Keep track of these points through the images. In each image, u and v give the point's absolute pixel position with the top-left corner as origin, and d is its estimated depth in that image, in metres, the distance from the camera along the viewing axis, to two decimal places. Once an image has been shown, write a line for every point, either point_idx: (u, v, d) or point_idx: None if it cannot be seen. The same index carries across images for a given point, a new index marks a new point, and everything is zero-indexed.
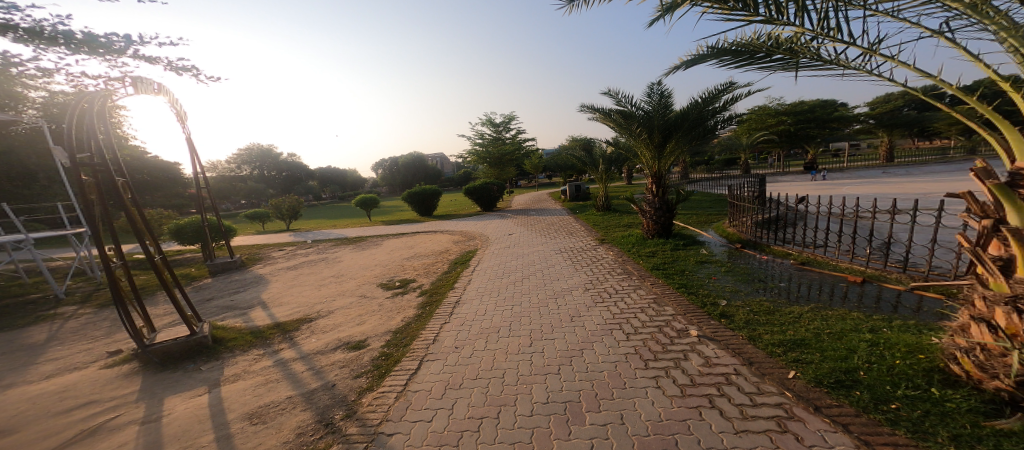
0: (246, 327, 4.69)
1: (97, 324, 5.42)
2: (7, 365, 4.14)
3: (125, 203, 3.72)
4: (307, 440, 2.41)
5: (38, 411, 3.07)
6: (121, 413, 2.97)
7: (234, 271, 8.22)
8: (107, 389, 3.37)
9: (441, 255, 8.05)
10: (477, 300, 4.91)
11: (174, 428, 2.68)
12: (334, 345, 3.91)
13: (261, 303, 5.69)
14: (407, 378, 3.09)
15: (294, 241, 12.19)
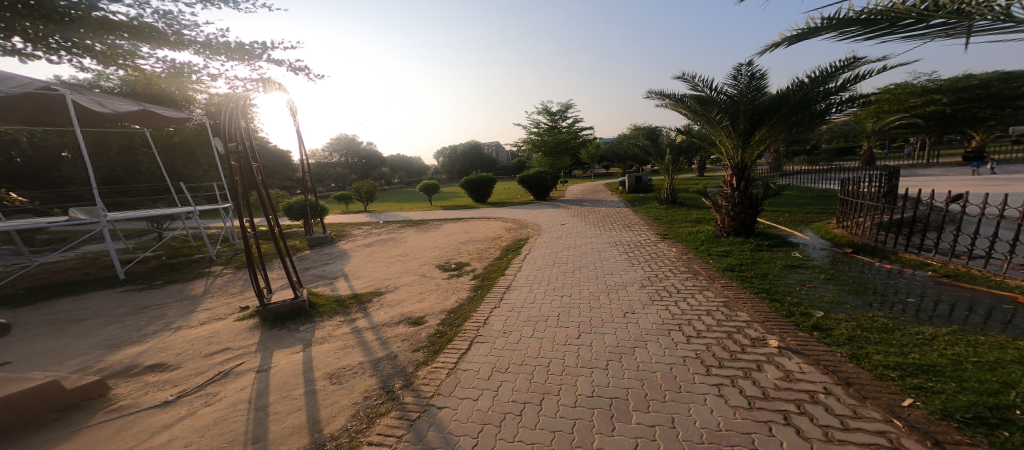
0: (333, 295, 5.26)
1: (235, 282, 6.50)
2: (179, 310, 5.15)
3: (258, 184, 4.40)
4: (371, 404, 2.66)
5: (193, 352, 3.77)
6: (245, 361, 3.51)
7: (326, 245, 9.20)
8: (237, 339, 4.02)
9: (494, 241, 8.27)
10: (527, 287, 4.97)
11: (278, 379, 3.11)
12: (398, 319, 4.24)
13: (343, 275, 6.33)
14: (459, 356, 3.26)
15: (365, 222, 13.22)
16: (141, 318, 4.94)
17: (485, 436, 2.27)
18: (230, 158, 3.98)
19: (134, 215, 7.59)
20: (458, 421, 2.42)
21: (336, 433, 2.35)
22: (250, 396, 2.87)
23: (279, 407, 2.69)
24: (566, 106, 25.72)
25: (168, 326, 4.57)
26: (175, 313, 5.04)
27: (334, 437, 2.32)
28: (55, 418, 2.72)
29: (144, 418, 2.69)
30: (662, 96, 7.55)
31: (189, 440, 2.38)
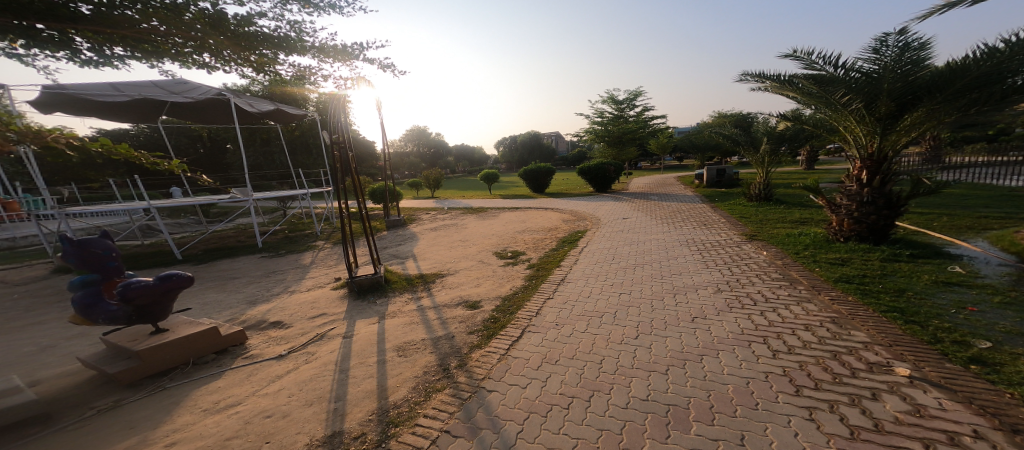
0: (404, 274, 5.73)
1: (332, 255, 7.42)
2: (293, 277, 6.04)
3: (352, 172, 4.86)
4: (428, 380, 2.85)
5: (299, 314, 4.40)
6: (334, 327, 4.00)
7: (400, 227, 10.00)
8: (331, 306, 4.59)
9: (551, 232, 8.20)
10: (582, 281, 4.87)
11: (359, 345, 3.50)
12: (457, 301, 4.47)
13: (412, 256, 6.83)
14: (510, 343, 3.34)
15: (425, 208, 13.91)
16: (268, 280, 5.93)
17: (530, 424, 2.30)
18: (336, 146, 4.57)
19: (270, 195, 9.12)
20: (505, 405, 2.49)
21: (398, 403, 2.57)
22: (337, 359, 3.27)
23: (357, 372, 3.02)
24: (635, 94, 24.24)
25: (286, 289, 5.42)
26: (290, 279, 5.94)
27: (397, 405, 2.54)
28: (211, 359, 3.42)
29: (264, 366, 3.23)
30: (763, 79, 6.62)
31: (291, 391, 2.79)
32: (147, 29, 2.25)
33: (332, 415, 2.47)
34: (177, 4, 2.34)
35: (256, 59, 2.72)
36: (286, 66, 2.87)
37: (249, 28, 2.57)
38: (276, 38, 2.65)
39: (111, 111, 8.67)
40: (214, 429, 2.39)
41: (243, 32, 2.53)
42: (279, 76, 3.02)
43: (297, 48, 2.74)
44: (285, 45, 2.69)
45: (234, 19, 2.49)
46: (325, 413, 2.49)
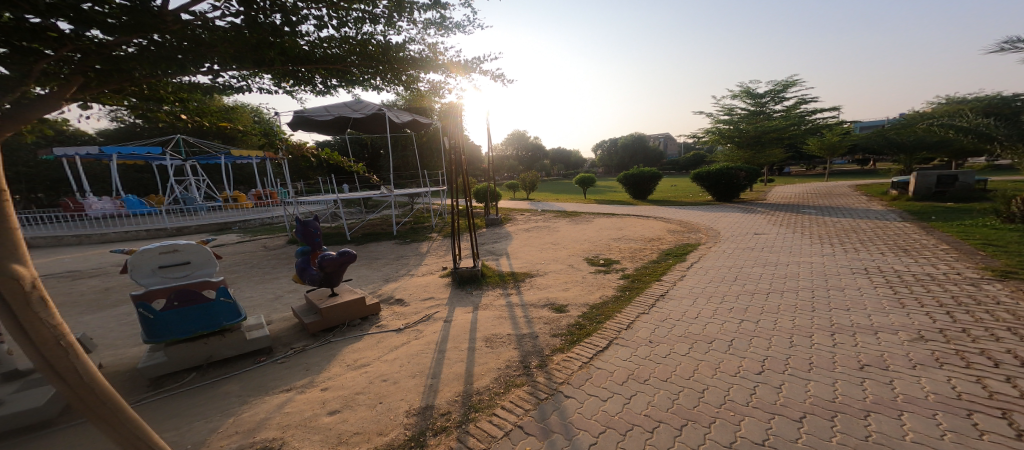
0: (499, 270, 6.05)
1: (440, 246, 8.29)
2: (411, 262, 6.96)
3: (463, 173, 5.32)
4: (510, 373, 2.97)
5: (413, 295, 5.06)
6: (437, 310, 4.47)
7: (498, 226, 10.58)
8: (437, 292, 5.15)
9: (652, 242, 7.59)
10: (686, 300, 4.37)
11: (455, 330, 3.84)
12: (544, 302, 4.52)
13: (506, 254, 7.17)
14: (594, 353, 3.24)
15: (526, 209, 14.35)
16: (393, 263, 6.97)
17: (606, 439, 2.20)
18: (452, 151, 5.11)
19: (404, 192, 10.62)
20: (581, 415, 2.43)
21: (481, 390, 2.75)
22: (437, 340, 3.65)
23: (451, 354, 3.33)
24: (785, 85, 20.49)
25: (407, 272, 6.28)
26: (410, 264, 6.86)
27: (480, 393, 2.71)
28: (358, 322, 4.17)
29: (386, 336, 3.82)
30: None
31: (402, 362, 3.24)
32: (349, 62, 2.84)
33: (427, 389, 2.78)
34: (365, 41, 2.89)
35: (404, 79, 3.16)
36: (425, 83, 3.22)
37: (403, 53, 3.01)
38: (416, 58, 3.03)
39: (318, 127, 11.19)
40: (349, 383, 2.93)
41: (398, 57, 2.96)
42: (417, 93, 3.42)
43: (433, 65, 3.06)
44: (423, 63, 3.02)
45: (394, 49, 2.97)
46: (423, 387, 2.81)
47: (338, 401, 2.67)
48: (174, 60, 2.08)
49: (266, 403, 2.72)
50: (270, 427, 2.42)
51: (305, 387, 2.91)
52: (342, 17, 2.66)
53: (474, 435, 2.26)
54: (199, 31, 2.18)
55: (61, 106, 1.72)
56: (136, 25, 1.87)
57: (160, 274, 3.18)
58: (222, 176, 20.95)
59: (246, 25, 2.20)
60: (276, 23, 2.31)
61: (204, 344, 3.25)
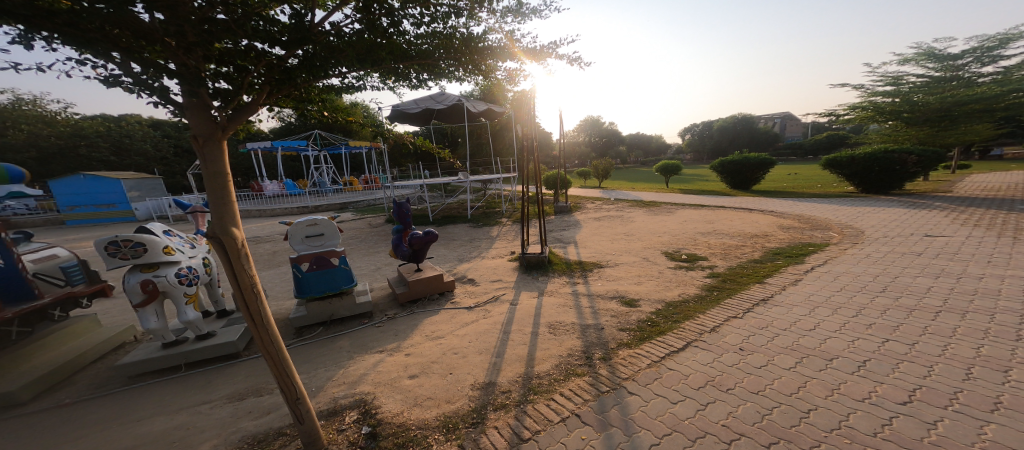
0: (566, 258, 6.00)
1: (510, 231, 8.48)
2: (482, 245, 7.25)
3: (534, 161, 5.28)
4: (572, 362, 2.97)
5: (483, 276, 5.30)
6: (504, 292, 4.63)
7: (566, 214, 10.48)
8: (504, 275, 5.31)
9: (751, 239, 6.78)
10: (779, 307, 3.86)
11: (520, 314, 3.94)
12: (612, 294, 4.39)
13: (574, 242, 7.07)
14: (668, 353, 3.06)
15: (601, 197, 13.90)
16: (466, 245, 7.35)
17: (670, 442, 2.10)
18: (523, 139, 5.13)
19: (478, 178, 11.01)
20: (644, 413, 2.34)
21: (541, 374, 2.80)
22: (503, 321, 3.78)
23: (515, 336, 3.44)
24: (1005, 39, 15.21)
25: (478, 254, 6.57)
26: (481, 246, 7.16)
27: (539, 376, 2.77)
28: (437, 297, 4.51)
29: (458, 313, 4.08)
30: None
31: (470, 338, 3.44)
32: (435, 58, 2.77)
33: (491, 367, 2.92)
34: (450, 33, 2.78)
35: (484, 68, 3.01)
36: (502, 72, 3.05)
37: (483, 43, 2.84)
38: (494, 46, 2.84)
39: (407, 119, 12.06)
40: (425, 352, 3.21)
41: (479, 47, 2.81)
42: (487, 82, 3.23)
43: (507, 51, 2.86)
44: (499, 51, 2.84)
45: (476, 39, 2.81)
46: (488, 364, 2.96)
47: (417, 367, 2.95)
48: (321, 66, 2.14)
49: (363, 360, 3.12)
50: (366, 382, 2.78)
51: (393, 351, 3.26)
52: (432, 12, 2.63)
53: (530, 416, 2.33)
54: (336, 33, 2.26)
55: (255, 111, 2.14)
56: (289, 37, 1.98)
57: (306, 243, 3.76)
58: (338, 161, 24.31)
59: (366, 30, 2.30)
60: (383, 25, 2.35)
61: (329, 304, 3.82)
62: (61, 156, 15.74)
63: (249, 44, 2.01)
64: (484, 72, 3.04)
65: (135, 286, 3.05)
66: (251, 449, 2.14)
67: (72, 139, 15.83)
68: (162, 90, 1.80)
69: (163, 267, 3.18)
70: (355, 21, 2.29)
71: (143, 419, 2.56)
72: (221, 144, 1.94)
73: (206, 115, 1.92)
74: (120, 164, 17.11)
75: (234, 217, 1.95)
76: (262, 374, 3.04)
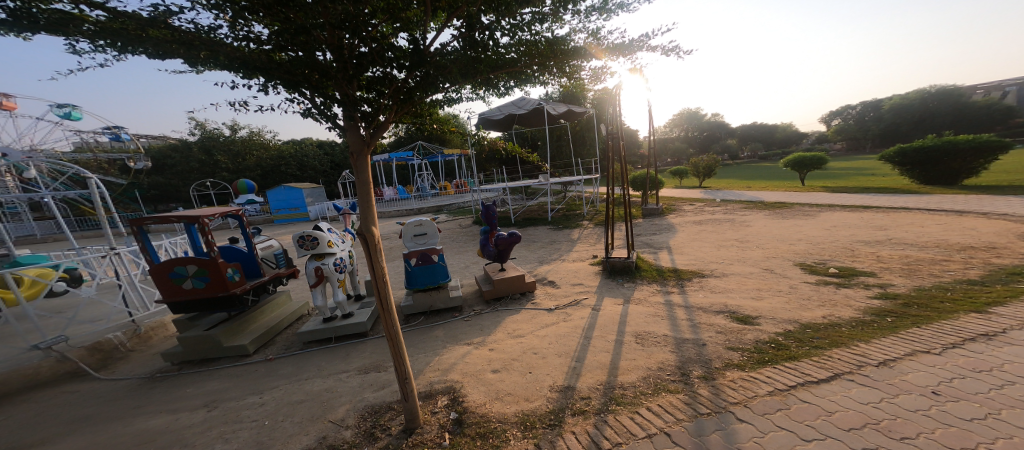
0: (656, 264, 5.57)
1: (593, 234, 8.21)
2: (563, 247, 7.17)
3: (621, 159, 4.97)
4: (663, 376, 2.73)
5: (565, 279, 5.23)
6: (585, 297, 4.49)
7: (656, 216, 9.77)
8: (586, 279, 5.17)
9: (951, 253, 5.15)
10: (969, 343, 2.90)
11: (603, 320, 3.78)
12: (719, 308, 3.88)
13: (667, 248, 6.51)
14: (802, 382, 2.56)
15: (707, 197, 12.41)
16: (548, 247, 7.34)
17: None
18: (610, 137, 4.87)
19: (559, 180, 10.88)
20: (759, 445, 2.02)
21: (626, 385, 2.65)
22: (584, 326, 3.68)
23: (596, 343, 3.31)
24: None
25: (559, 257, 6.51)
26: (562, 249, 7.07)
27: (623, 387, 2.63)
28: (518, 296, 4.63)
29: (538, 314, 4.11)
30: None
31: (550, 340, 3.44)
32: (523, 67, 2.85)
33: (570, 371, 2.87)
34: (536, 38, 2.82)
35: (567, 70, 3.00)
36: (587, 71, 2.99)
37: (567, 44, 2.82)
38: (578, 47, 2.81)
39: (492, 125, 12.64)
40: (507, 349, 3.33)
41: (564, 49, 2.80)
42: (568, 83, 3.20)
43: (591, 51, 2.82)
44: (583, 52, 2.81)
45: (560, 41, 2.80)
46: (567, 368, 2.92)
47: (499, 362, 3.08)
48: (433, 83, 2.39)
49: (453, 351, 3.39)
50: (454, 371, 3.02)
51: (478, 345, 3.47)
52: (519, 20, 2.69)
53: (612, 427, 2.23)
54: (443, 53, 2.51)
55: (387, 129, 2.58)
56: (409, 61, 2.30)
57: (413, 241, 4.23)
58: (439, 168, 26.92)
59: (468, 47, 2.51)
60: (479, 40, 2.52)
61: (429, 297, 4.24)
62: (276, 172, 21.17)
63: (384, 73, 2.40)
64: (565, 75, 3.05)
65: (311, 270, 3.91)
66: (368, 418, 2.50)
67: (278, 160, 21.22)
68: (334, 118, 2.31)
69: (327, 257, 4.00)
70: (457, 40, 2.51)
71: (305, 377, 3.25)
72: (365, 157, 2.47)
73: (356, 136, 2.46)
74: (303, 176, 21.99)
75: (374, 217, 2.40)
76: (381, 353, 3.55)
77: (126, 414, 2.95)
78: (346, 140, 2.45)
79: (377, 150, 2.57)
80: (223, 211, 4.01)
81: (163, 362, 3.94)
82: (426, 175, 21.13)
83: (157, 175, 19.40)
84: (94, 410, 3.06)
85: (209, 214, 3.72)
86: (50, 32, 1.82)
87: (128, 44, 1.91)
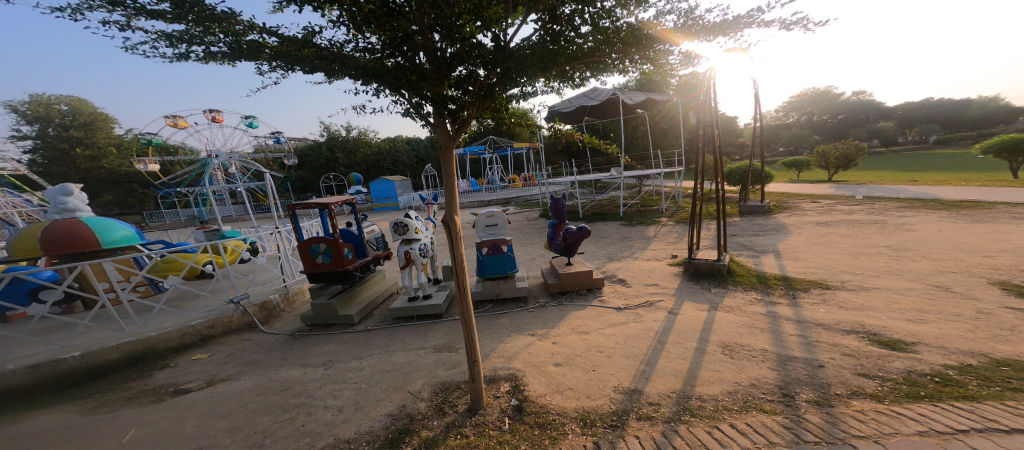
0: (757, 270, 4.90)
1: (676, 232, 7.53)
2: (639, 245, 6.74)
3: (716, 151, 4.45)
4: (757, 394, 2.41)
5: (641, 278, 4.92)
6: (661, 299, 4.17)
7: (759, 215, 8.57)
8: (664, 280, 4.79)
9: None
10: None
11: (682, 325, 3.49)
12: (845, 327, 3.25)
13: (772, 252, 5.67)
14: (975, 426, 1.92)
15: (839, 194, 10.33)
16: (621, 243, 6.97)
17: None
18: (700, 127, 4.40)
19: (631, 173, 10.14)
20: None
21: (705, 397, 2.42)
22: (658, 329, 3.43)
23: (671, 348, 3.08)
24: None
25: (632, 254, 6.14)
26: (636, 246, 6.65)
27: (701, 398, 2.41)
28: (584, 292, 4.51)
29: (606, 312, 3.96)
30: None
31: (618, 340, 3.29)
32: (604, 56, 2.72)
33: (639, 374, 2.72)
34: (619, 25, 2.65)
35: (652, 55, 2.76)
36: (676, 56, 2.71)
37: (652, 28, 2.61)
38: (665, 32, 2.57)
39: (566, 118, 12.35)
40: (572, 344, 3.29)
41: (648, 33, 2.59)
42: (650, 70, 2.98)
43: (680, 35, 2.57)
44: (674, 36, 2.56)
45: (644, 26, 2.60)
46: (635, 370, 2.78)
47: (562, 356, 3.07)
48: (514, 78, 2.42)
49: (517, 340, 3.47)
50: (518, 360, 3.10)
51: (542, 337, 3.50)
52: (601, 8, 2.57)
53: (682, 438, 2.05)
54: (525, 47, 2.54)
55: (469, 125, 2.74)
56: (493, 59, 2.41)
57: (484, 231, 4.42)
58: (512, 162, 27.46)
59: (549, 40, 2.51)
60: (558, 32, 2.51)
61: (495, 286, 4.40)
62: (377, 169, 23.97)
63: (471, 72, 2.54)
64: (650, 60, 2.81)
65: (401, 253, 4.37)
66: (439, 393, 2.73)
67: (379, 156, 23.97)
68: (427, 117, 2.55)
69: (415, 242, 4.43)
70: (537, 34, 2.53)
71: (391, 350, 3.67)
72: (449, 151, 2.67)
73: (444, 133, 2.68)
74: (399, 170, 24.46)
75: (455, 206, 2.57)
76: (453, 335, 3.82)
77: (266, 362, 3.73)
78: (435, 137, 2.70)
79: (461, 144, 2.77)
80: (341, 199, 4.69)
81: (291, 323, 4.82)
82: (495, 167, 21.57)
83: (299, 170, 23.58)
84: (247, 355, 3.93)
85: (333, 201, 4.38)
86: (246, 59, 2.26)
87: (293, 64, 2.29)
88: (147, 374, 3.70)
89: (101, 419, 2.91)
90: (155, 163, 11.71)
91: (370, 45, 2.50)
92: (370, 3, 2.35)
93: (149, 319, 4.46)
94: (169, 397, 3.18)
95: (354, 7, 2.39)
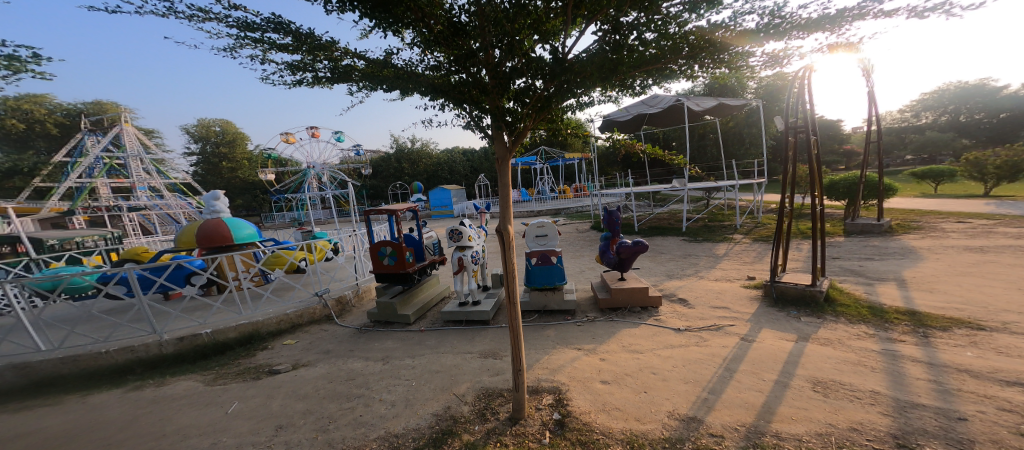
0: (868, 300, 4.16)
1: (753, 250, 6.75)
2: (706, 262, 6.18)
3: (811, 158, 3.92)
4: (856, 440, 2.04)
5: (708, 300, 4.48)
6: (732, 324, 3.75)
7: (875, 235, 7.32)
8: (737, 303, 4.30)
9: None
10: None
11: (758, 355, 3.10)
12: (998, 375, 2.58)
13: (893, 280, 4.77)
14: None
15: (999, 213, 8.31)
16: (684, 260, 6.44)
17: None
18: (792, 132, 3.92)
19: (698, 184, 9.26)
20: None
21: (783, 435, 2.11)
22: (727, 356, 3.10)
23: (742, 378, 2.75)
24: None
25: (697, 273, 5.63)
26: (703, 264, 6.10)
27: (779, 436, 2.10)
28: (637, 310, 4.25)
29: (663, 332, 3.68)
30: None
31: (676, 363, 3.04)
32: (668, 63, 2.56)
33: (699, 402, 2.48)
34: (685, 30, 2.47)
35: (726, 59, 2.53)
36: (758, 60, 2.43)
37: (722, 31, 2.39)
38: (740, 34, 2.35)
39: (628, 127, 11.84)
40: (623, 362, 3.11)
41: (717, 36, 2.38)
42: (723, 73, 2.74)
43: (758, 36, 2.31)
44: (751, 37, 2.32)
45: (714, 29, 2.39)
46: (695, 397, 2.53)
47: (610, 374, 2.92)
48: (570, 90, 2.40)
49: (563, 353, 3.39)
50: (564, 373, 3.03)
51: (589, 352, 3.37)
52: (664, 13, 2.43)
53: None
54: (583, 58, 2.50)
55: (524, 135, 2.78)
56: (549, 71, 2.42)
57: (534, 241, 4.41)
58: (567, 171, 27.08)
59: (608, 49, 2.44)
60: (617, 40, 2.43)
61: (542, 297, 4.35)
62: (439, 178, 25.35)
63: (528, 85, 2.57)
64: (724, 64, 2.56)
65: (455, 260, 4.56)
66: (483, 398, 2.77)
67: (441, 166, 25.44)
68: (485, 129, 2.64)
69: (468, 249, 4.59)
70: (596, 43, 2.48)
71: (441, 351, 3.83)
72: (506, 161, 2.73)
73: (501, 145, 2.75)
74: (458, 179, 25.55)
75: (510, 215, 2.61)
76: (499, 342, 3.87)
77: (337, 352, 4.15)
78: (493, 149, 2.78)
79: (518, 154, 2.82)
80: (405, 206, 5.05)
81: (359, 318, 5.29)
82: (546, 178, 21.28)
83: (373, 179, 25.87)
84: (323, 344, 4.41)
85: (399, 209, 4.73)
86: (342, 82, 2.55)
87: (377, 85, 2.52)
88: (251, 353, 4.33)
89: (218, 389, 3.48)
90: (274, 173, 13.76)
91: (437, 63, 2.68)
92: (438, 23, 2.52)
93: (261, 304, 5.22)
94: (265, 375, 3.68)
95: (426, 29, 2.57)
